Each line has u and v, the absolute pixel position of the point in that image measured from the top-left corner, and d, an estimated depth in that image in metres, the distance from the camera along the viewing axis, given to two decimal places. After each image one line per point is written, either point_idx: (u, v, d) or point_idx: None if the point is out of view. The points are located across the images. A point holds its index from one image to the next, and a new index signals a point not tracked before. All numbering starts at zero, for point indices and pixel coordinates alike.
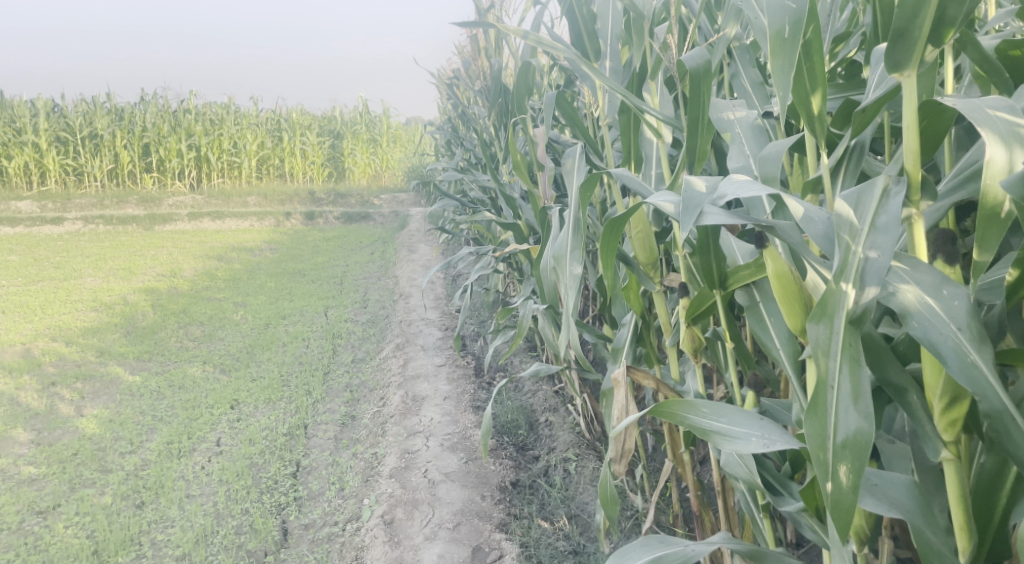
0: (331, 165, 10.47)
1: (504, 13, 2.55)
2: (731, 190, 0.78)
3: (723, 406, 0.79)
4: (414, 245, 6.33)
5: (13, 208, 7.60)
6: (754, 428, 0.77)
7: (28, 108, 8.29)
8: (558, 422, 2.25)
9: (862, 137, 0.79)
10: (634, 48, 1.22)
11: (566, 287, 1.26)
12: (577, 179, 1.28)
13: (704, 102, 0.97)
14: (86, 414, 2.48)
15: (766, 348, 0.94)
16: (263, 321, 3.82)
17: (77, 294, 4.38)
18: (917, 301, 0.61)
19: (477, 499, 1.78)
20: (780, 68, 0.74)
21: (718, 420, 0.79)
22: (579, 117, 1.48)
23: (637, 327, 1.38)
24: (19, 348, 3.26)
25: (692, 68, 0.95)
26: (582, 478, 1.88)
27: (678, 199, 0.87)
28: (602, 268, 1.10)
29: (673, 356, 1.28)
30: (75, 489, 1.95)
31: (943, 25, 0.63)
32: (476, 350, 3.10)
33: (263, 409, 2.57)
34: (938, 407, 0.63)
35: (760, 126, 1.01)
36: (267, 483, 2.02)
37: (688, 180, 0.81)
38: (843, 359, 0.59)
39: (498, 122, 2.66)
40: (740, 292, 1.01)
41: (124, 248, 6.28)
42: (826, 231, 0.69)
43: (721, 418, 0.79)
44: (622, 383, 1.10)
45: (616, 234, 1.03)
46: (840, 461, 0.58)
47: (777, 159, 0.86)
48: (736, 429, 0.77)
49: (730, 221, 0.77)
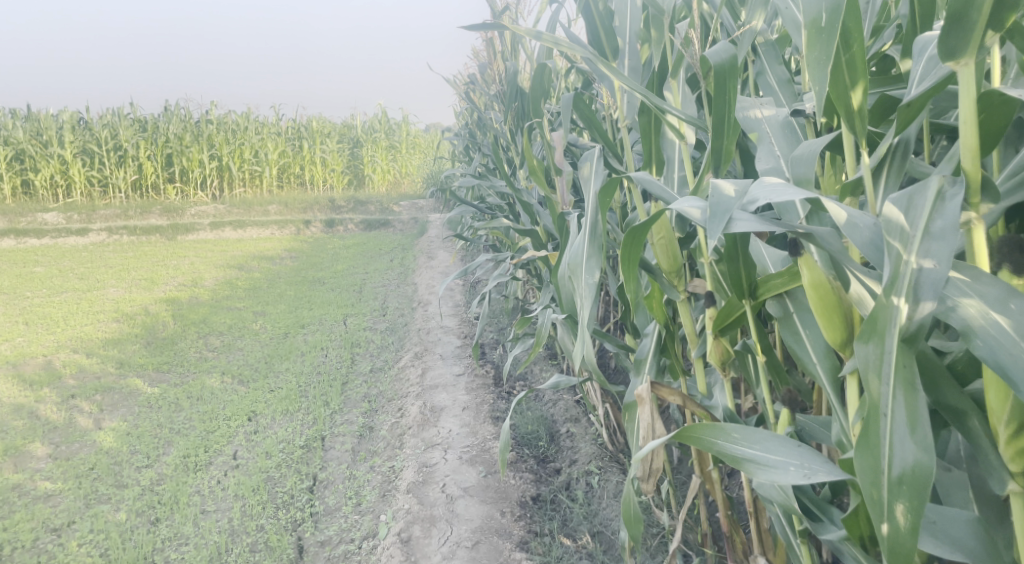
0: (350, 173, 10.51)
1: (519, 16, 2.50)
2: (763, 195, 0.71)
3: (755, 430, 0.72)
4: (432, 251, 6.31)
5: (40, 219, 7.68)
6: (791, 455, 0.69)
7: (54, 122, 8.42)
8: (580, 434, 2.19)
9: (907, 133, 0.71)
10: (654, 45, 1.17)
11: (581, 297, 1.20)
12: (594, 185, 1.22)
13: (729, 101, 0.89)
14: (104, 427, 2.47)
15: (803, 363, 0.87)
16: (282, 330, 3.81)
17: (99, 305, 4.41)
18: (982, 317, 0.55)
19: (496, 515, 1.73)
20: (816, 60, 0.68)
21: (751, 447, 0.72)
22: (597, 119, 1.42)
23: (660, 337, 1.32)
24: (41, 360, 3.27)
25: (716, 64, 0.88)
26: (605, 492, 1.83)
27: (704, 205, 0.80)
28: (624, 278, 1.04)
29: (699, 368, 1.21)
30: (90, 505, 1.93)
31: (1003, 9, 0.57)
32: (495, 358, 3.03)
33: (280, 421, 2.54)
34: (1003, 435, 0.57)
35: (791, 124, 0.94)
36: (283, 498, 1.98)
37: (715, 184, 0.74)
38: (897, 382, 0.53)
39: (515, 126, 2.61)
40: (771, 302, 0.94)
41: (147, 258, 6.33)
42: (872, 237, 0.63)
43: (754, 444, 0.72)
44: (647, 400, 1.02)
45: (637, 244, 0.97)
46: (896, 499, 0.52)
47: (810, 161, 0.80)
48: (771, 457, 0.70)
49: (761, 229, 0.70)
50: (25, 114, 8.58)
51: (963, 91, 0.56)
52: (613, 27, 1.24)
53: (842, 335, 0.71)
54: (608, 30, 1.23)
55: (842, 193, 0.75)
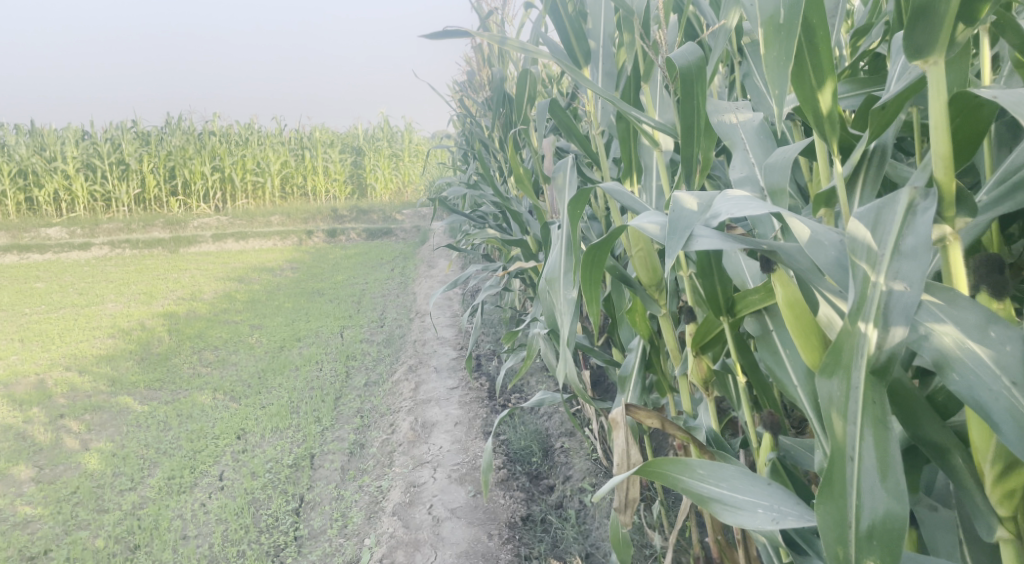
0: (352, 182, 10.49)
1: (506, 20, 2.45)
2: (725, 209, 0.65)
3: (721, 467, 0.65)
4: (433, 259, 6.26)
5: (43, 234, 7.67)
6: (761, 496, 0.63)
7: (57, 137, 8.44)
8: (574, 449, 2.13)
9: (884, 139, 0.65)
10: (628, 49, 1.11)
11: (560, 313, 1.14)
12: (568, 195, 1.16)
13: (698, 105, 0.83)
14: (90, 448, 2.43)
15: (784, 387, 0.81)
16: (278, 343, 3.76)
17: (96, 321, 4.38)
18: (958, 348, 0.49)
19: (483, 538, 1.66)
20: (774, 62, 0.62)
21: (718, 485, 0.65)
22: (575, 126, 1.37)
23: (645, 352, 1.26)
24: (33, 379, 3.24)
25: (681, 67, 0.81)
26: (598, 511, 1.76)
27: (664, 221, 0.73)
28: (592, 297, 0.97)
29: (683, 386, 1.14)
30: (68, 531, 1.90)
31: (973, 0, 0.51)
32: (491, 370, 2.97)
33: (270, 439, 2.49)
34: (989, 475, 0.50)
35: (766, 129, 0.87)
36: (267, 520, 1.94)
37: (674, 197, 0.68)
38: (866, 420, 0.47)
39: (503, 131, 2.55)
40: (749, 320, 0.87)
41: (148, 272, 6.31)
42: (838, 257, 0.57)
43: (721, 483, 0.65)
44: (621, 424, 0.95)
45: (599, 259, 0.90)
46: (865, 555, 0.46)
47: (784, 169, 0.74)
48: (740, 497, 0.63)
49: (724, 246, 0.64)
50: (28, 129, 8.60)
51: (933, 93, 0.50)
52: (585, 31, 1.19)
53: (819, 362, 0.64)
54: (579, 33, 1.18)
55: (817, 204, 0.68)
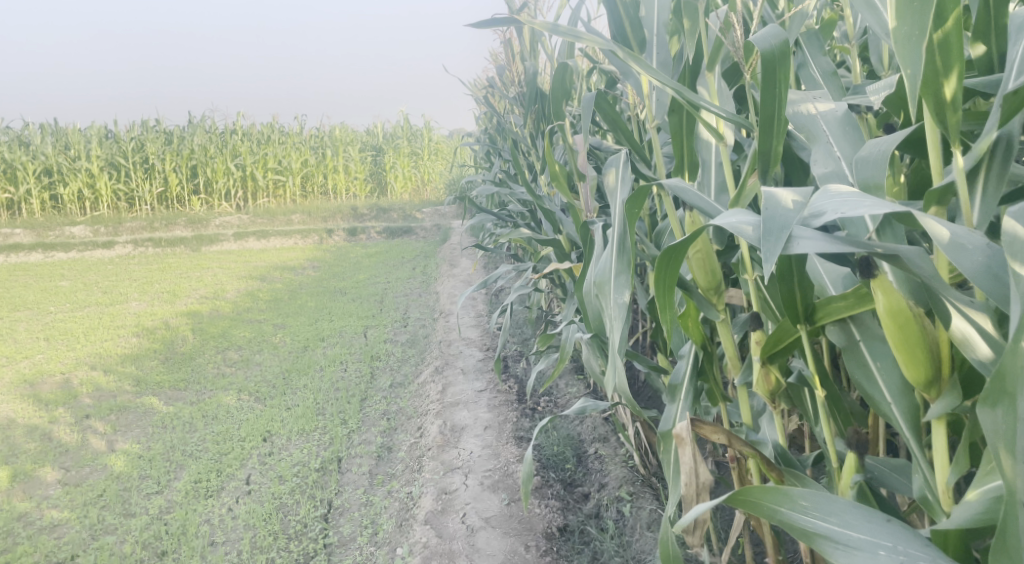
0: (372, 180, 10.45)
1: (538, 14, 2.38)
2: (830, 206, 0.58)
3: (829, 500, 0.62)
4: (455, 258, 6.18)
5: (68, 233, 7.71)
6: (878, 533, 0.59)
7: (81, 136, 8.49)
8: (609, 456, 2.06)
9: (1010, 130, 0.59)
10: (687, 35, 1.04)
11: (610, 319, 1.05)
12: (620, 193, 1.08)
13: (780, 95, 0.74)
14: (117, 450, 2.41)
15: (873, 403, 0.74)
16: (301, 343, 3.72)
17: (121, 320, 4.37)
18: None
19: (520, 550, 1.60)
20: (905, 36, 0.58)
21: (828, 521, 0.62)
22: (622, 122, 1.31)
23: (697, 359, 1.18)
24: (60, 378, 3.23)
25: (763, 52, 0.73)
26: (638, 522, 1.70)
27: (755, 221, 0.66)
28: (662, 302, 0.91)
29: (742, 398, 1.04)
30: (96, 536, 1.87)
31: None
32: (518, 372, 2.89)
33: (296, 441, 2.44)
34: None
35: (850, 119, 0.79)
36: (296, 527, 1.89)
37: (767, 195, 0.61)
38: None
39: (534, 128, 2.48)
40: (831, 329, 0.79)
41: (171, 270, 6.33)
42: (987, 262, 0.52)
43: (830, 518, 0.62)
44: (687, 440, 0.88)
45: (673, 263, 0.84)
46: None
47: (880, 163, 0.67)
48: (853, 533, 0.60)
49: (830, 250, 0.57)
50: (53, 128, 8.66)
51: None
52: (639, 17, 1.13)
53: (924, 371, 0.63)
54: (634, 21, 1.12)
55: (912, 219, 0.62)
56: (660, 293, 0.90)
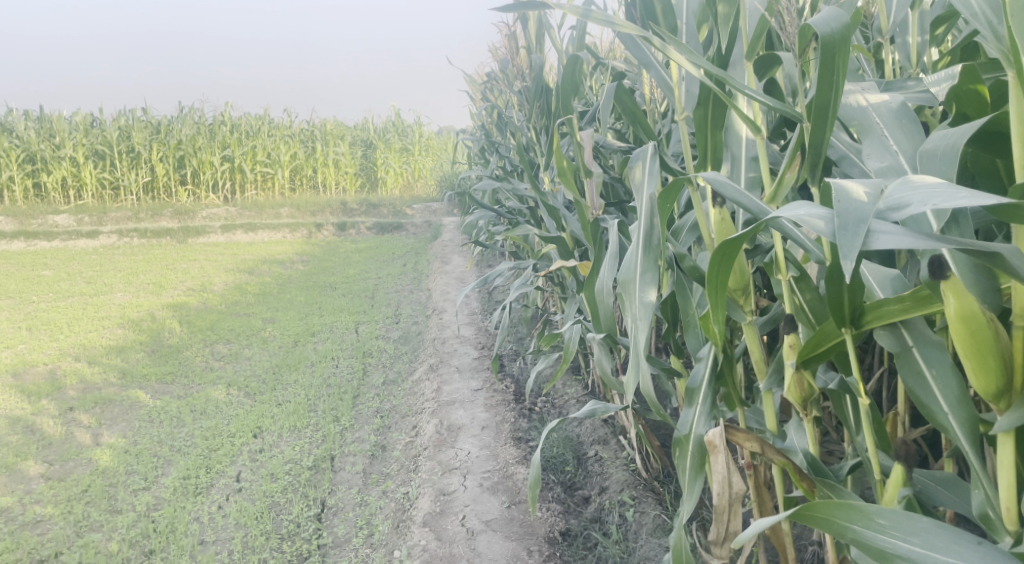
0: (362, 175, 10.34)
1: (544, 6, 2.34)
2: (916, 198, 0.54)
3: (909, 519, 0.62)
4: (447, 254, 6.11)
5: (50, 222, 7.55)
6: (967, 556, 0.59)
7: (67, 124, 8.33)
8: (609, 459, 2.01)
9: None
10: (722, 24, 1.00)
11: (634, 319, 1.01)
12: (647, 188, 1.05)
13: (838, 82, 0.70)
14: (102, 444, 2.33)
15: (928, 412, 0.70)
16: (291, 338, 3.65)
17: (105, 311, 4.27)
18: None
19: (523, 555, 1.55)
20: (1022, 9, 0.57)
21: (911, 541, 0.62)
22: (642, 115, 1.26)
23: (717, 363, 1.10)
24: (42, 369, 3.13)
25: (824, 35, 0.70)
26: (643, 528, 1.64)
27: (825, 216, 0.62)
28: (710, 297, 0.88)
29: (768, 405, 0.98)
30: (80, 533, 1.80)
31: None
32: (515, 372, 2.85)
33: (287, 438, 2.37)
34: None
35: (907, 113, 0.75)
36: (288, 527, 1.83)
37: (839, 186, 0.57)
38: None
39: (538, 122, 2.44)
40: (879, 334, 0.75)
41: (157, 261, 6.21)
42: None
43: (913, 537, 0.62)
44: (720, 448, 0.88)
45: (726, 265, 0.83)
46: None
47: (947, 158, 0.64)
48: (936, 556, 0.60)
49: (913, 247, 0.53)
50: (38, 115, 8.49)
51: None
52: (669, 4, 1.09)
53: (993, 381, 0.58)
54: (667, 7, 1.10)
55: (998, 213, 0.56)
56: (709, 292, 0.87)
